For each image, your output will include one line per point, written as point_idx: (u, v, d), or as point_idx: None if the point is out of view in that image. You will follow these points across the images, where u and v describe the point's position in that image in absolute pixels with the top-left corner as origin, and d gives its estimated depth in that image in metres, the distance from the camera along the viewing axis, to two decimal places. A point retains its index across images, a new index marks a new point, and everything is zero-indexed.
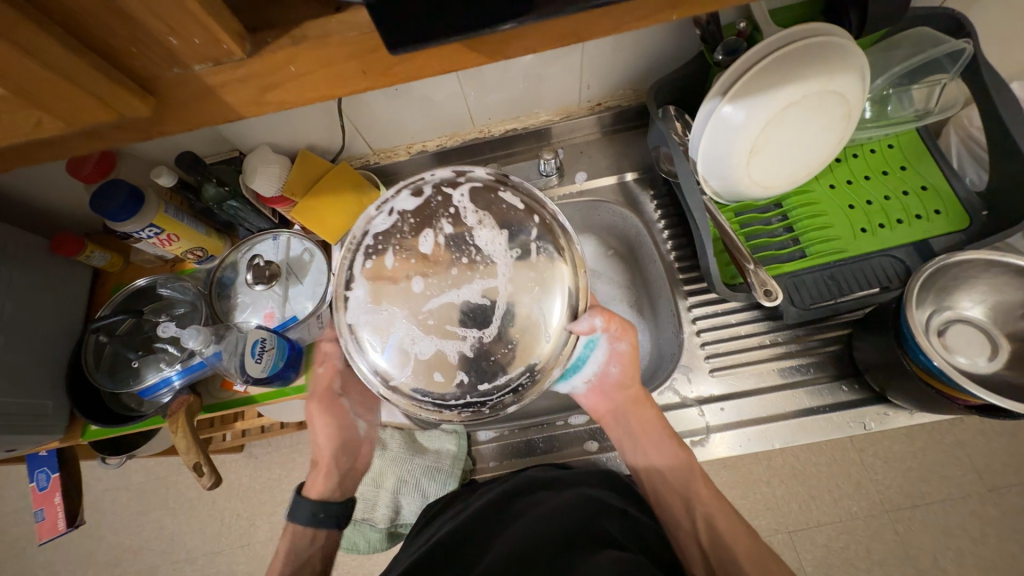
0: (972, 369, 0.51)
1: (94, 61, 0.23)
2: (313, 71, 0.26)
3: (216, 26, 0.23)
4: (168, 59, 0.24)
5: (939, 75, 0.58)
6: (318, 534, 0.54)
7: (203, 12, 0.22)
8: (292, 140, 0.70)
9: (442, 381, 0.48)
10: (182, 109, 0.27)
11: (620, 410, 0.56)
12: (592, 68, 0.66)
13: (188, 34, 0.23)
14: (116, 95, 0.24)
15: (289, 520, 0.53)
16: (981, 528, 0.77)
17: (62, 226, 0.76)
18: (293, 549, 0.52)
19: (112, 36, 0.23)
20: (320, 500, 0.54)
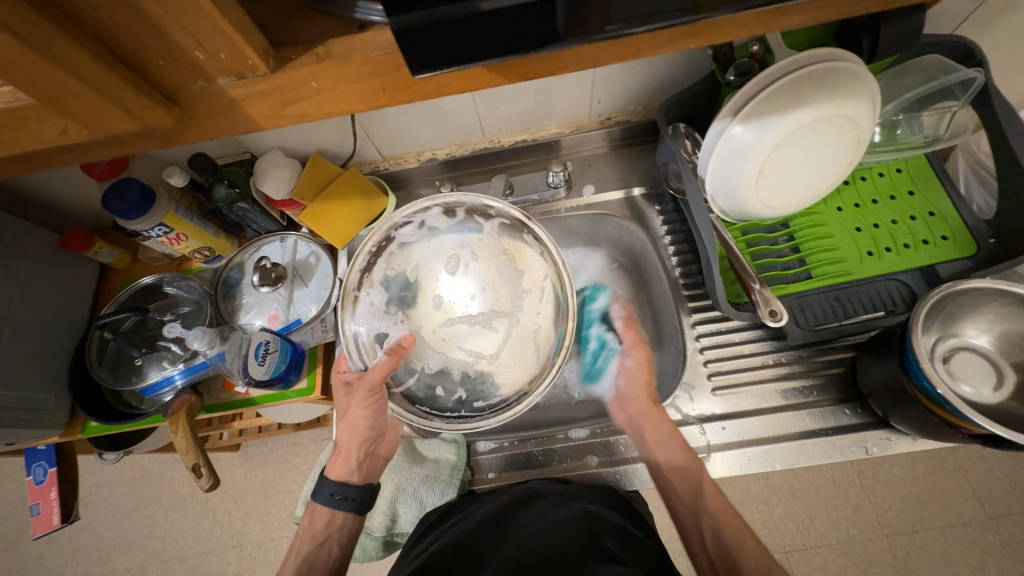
0: (977, 398, 0.51)
1: (121, 72, 0.23)
2: (335, 87, 0.27)
3: (242, 42, 0.23)
4: (193, 71, 0.24)
5: (949, 103, 0.59)
6: (333, 519, 0.54)
7: (232, 28, 0.23)
8: (303, 144, 0.71)
9: (440, 393, 0.54)
10: (204, 119, 0.27)
11: (640, 404, 0.58)
12: (604, 83, 0.67)
13: (214, 48, 0.23)
14: (141, 105, 0.24)
15: (311, 499, 0.54)
16: (981, 556, 0.76)
17: (72, 220, 0.77)
18: (311, 528, 0.53)
19: (140, 48, 0.23)
20: (339, 482, 0.53)
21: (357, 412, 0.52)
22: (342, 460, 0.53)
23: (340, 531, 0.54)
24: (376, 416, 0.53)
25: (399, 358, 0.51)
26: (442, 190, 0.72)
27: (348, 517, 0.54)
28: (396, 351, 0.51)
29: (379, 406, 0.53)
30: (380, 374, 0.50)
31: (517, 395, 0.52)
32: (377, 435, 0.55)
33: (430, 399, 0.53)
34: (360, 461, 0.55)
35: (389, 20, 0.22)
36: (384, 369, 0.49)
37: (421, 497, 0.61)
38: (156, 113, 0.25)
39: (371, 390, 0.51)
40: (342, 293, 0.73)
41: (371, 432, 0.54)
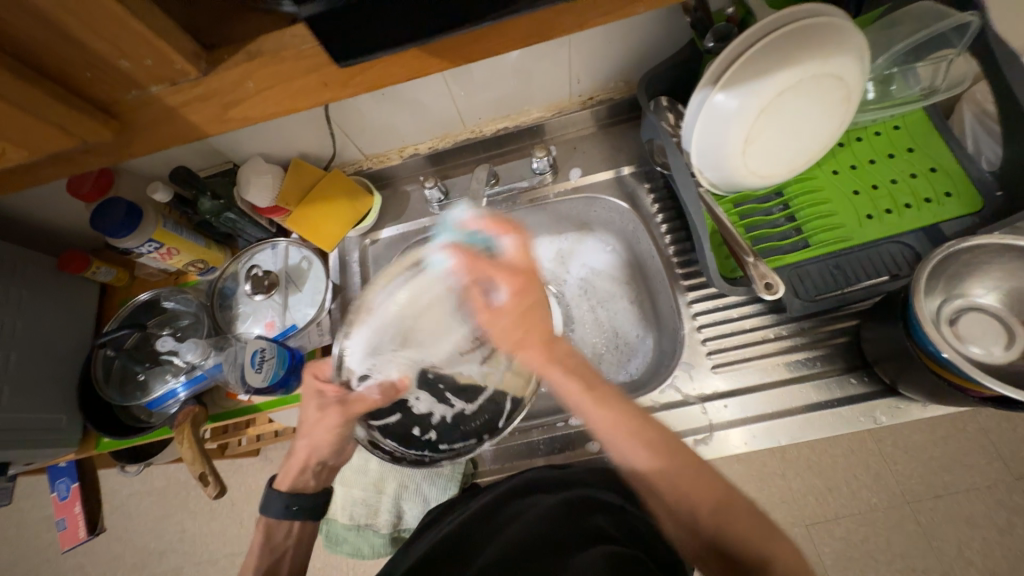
0: (989, 359, 0.48)
1: (49, 89, 0.25)
2: (274, 86, 0.28)
3: (168, 48, 0.25)
4: (123, 81, 0.26)
5: (946, 50, 0.56)
6: (292, 529, 0.54)
7: (154, 34, 0.24)
8: (283, 149, 0.71)
9: (417, 432, 0.58)
10: (144, 129, 0.28)
11: (523, 338, 0.50)
12: (581, 61, 0.64)
13: (139, 56, 0.25)
14: (72, 120, 0.26)
15: (261, 515, 0.53)
16: (1008, 517, 0.74)
17: (70, 242, 0.78)
18: (269, 542, 0.52)
19: (65, 63, 0.25)
20: (294, 493, 0.53)
21: (321, 434, 0.53)
22: (297, 471, 0.54)
23: (298, 542, 0.54)
24: (337, 445, 0.55)
25: (390, 398, 0.56)
26: (426, 184, 0.71)
27: (307, 524, 0.54)
28: (386, 391, 0.56)
29: (342, 437, 0.54)
30: (362, 407, 0.54)
31: (475, 440, 0.58)
32: (340, 451, 0.55)
33: (402, 438, 0.57)
34: (318, 470, 0.55)
35: (301, 11, 0.23)
36: (368, 405, 0.54)
37: (424, 492, 0.62)
38: (91, 127, 0.27)
39: (345, 421, 0.53)
40: (336, 296, 0.74)
41: (332, 454, 0.55)
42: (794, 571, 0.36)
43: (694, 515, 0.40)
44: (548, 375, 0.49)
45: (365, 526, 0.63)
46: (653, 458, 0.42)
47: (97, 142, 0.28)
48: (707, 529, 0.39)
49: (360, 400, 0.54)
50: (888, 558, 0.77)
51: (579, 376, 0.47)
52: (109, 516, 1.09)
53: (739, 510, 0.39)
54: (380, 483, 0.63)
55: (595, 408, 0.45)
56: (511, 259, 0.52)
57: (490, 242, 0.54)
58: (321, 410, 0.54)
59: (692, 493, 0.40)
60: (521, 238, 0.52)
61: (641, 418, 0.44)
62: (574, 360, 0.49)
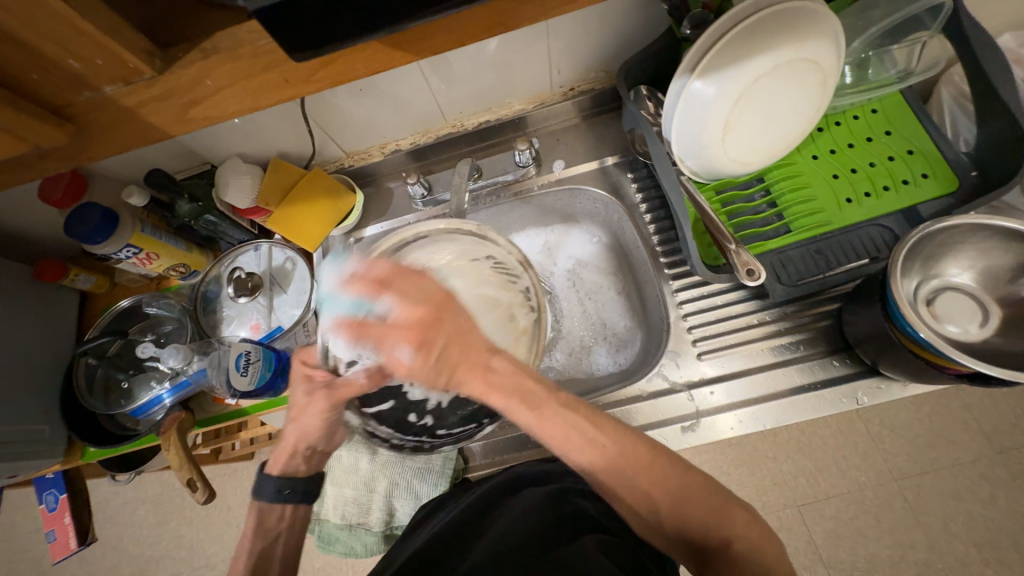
0: (965, 338, 0.49)
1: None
2: (233, 84, 0.28)
3: (119, 47, 0.25)
4: (76, 83, 0.26)
5: (921, 32, 0.56)
6: (285, 512, 0.52)
7: (100, 32, 0.24)
8: (262, 149, 0.70)
9: (411, 420, 0.55)
10: (99, 130, 0.29)
11: (443, 373, 0.44)
12: (560, 51, 0.64)
13: (90, 56, 0.25)
14: (25, 125, 0.26)
15: (253, 498, 0.52)
16: (992, 491, 0.76)
17: (47, 249, 0.77)
18: (262, 526, 0.51)
19: (14, 67, 0.24)
20: (286, 477, 0.52)
21: (312, 417, 0.52)
22: (287, 455, 0.53)
23: (292, 525, 0.52)
24: (328, 429, 0.53)
25: (378, 383, 0.52)
26: (409, 180, 0.71)
27: (301, 508, 0.53)
28: (374, 376, 0.52)
29: (330, 422, 0.53)
30: (350, 392, 0.52)
31: (473, 424, 0.56)
32: (329, 437, 0.53)
33: (397, 424, 0.55)
34: (309, 455, 0.54)
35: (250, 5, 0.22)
36: (353, 389, 0.52)
37: (416, 489, 0.62)
38: (45, 132, 0.27)
39: (330, 405, 0.52)
40: None
41: (325, 437, 0.53)
42: (754, 545, 0.37)
43: (654, 508, 0.40)
44: (489, 402, 0.44)
45: (356, 525, 0.63)
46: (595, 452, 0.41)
47: (52, 145, 0.28)
48: (668, 521, 0.40)
49: (347, 385, 0.52)
50: (878, 535, 0.78)
51: (523, 399, 0.43)
52: (103, 525, 1.08)
53: (694, 490, 0.40)
54: (371, 481, 0.63)
55: (540, 427, 0.42)
56: (398, 317, 0.46)
57: (373, 305, 0.48)
58: (309, 394, 0.53)
59: (648, 487, 0.40)
60: (397, 293, 0.47)
61: (591, 416, 0.42)
62: (489, 386, 0.44)
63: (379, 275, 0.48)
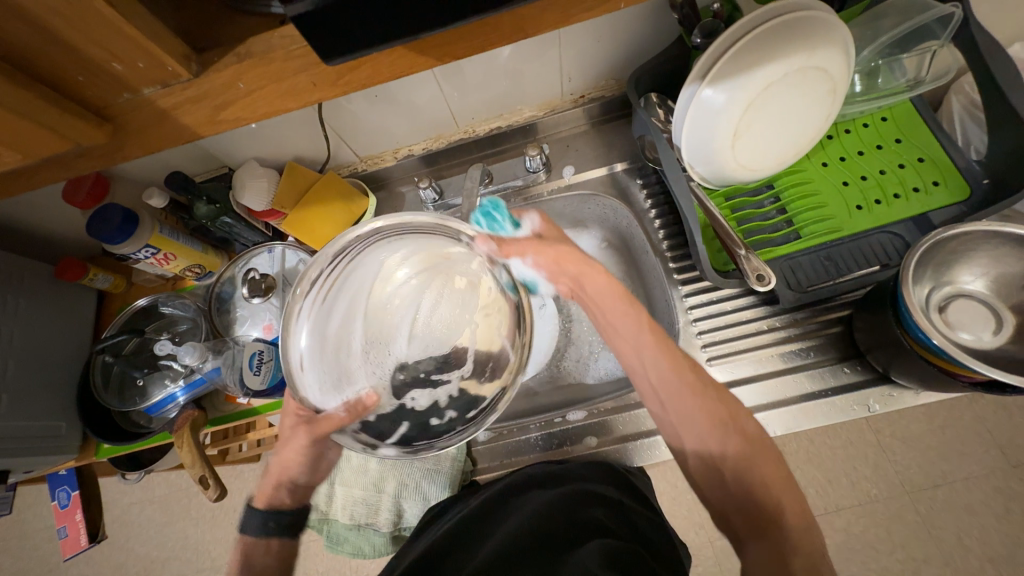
0: (978, 345, 0.49)
1: (42, 92, 0.26)
2: (262, 87, 0.29)
3: (155, 48, 0.26)
4: (117, 84, 0.28)
5: (931, 42, 0.56)
6: (271, 546, 0.46)
7: (140, 34, 0.25)
8: (278, 153, 0.71)
9: (434, 424, 0.55)
10: (135, 130, 0.30)
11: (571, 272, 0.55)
12: (572, 59, 0.65)
13: (132, 59, 0.27)
14: (68, 124, 0.27)
15: (238, 534, 0.47)
16: (1007, 505, 0.75)
17: (67, 249, 0.79)
18: (246, 565, 0.45)
19: (59, 68, 0.26)
20: (272, 508, 0.48)
21: (294, 451, 0.51)
22: (274, 487, 0.50)
23: (278, 565, 0.46)
24: (313, 464, 0.51)
25: (358, 415, 0.52)
26: (421, 185, 0.72)
27: (287, 543, 0.48)
28: (353, 409, 0.52)
29: (316, 456, 0.52)
30: (331, 426, 0.51)
31: (498, 390, 0.56)
32: (313, 469, 0.51)
33: (418, 428, 0.55)
34: (295, 489, 0.50)
35: (287, 11, 0.24)
36: (334, 424, 0.51)
37: (424, 490, 0.63)
38: (83, 130, 0.28)
39: (313, 440, 0.51)
40: None
41: (309, 469, 0.51)
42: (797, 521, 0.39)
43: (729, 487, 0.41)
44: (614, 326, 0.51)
45: (364, 526, 0.63)
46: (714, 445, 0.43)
47: (93, 145, 0.30)
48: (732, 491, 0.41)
49: (326, 419, 0.51)
50: (890, 548, 0.77)
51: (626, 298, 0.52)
52: (111, 525, 1.09)
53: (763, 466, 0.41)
54: (379, 482, 0.63)
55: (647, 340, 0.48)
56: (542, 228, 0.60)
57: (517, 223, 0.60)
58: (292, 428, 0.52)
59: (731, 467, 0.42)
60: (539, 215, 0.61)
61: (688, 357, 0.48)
62: (606, 283, 0.53)
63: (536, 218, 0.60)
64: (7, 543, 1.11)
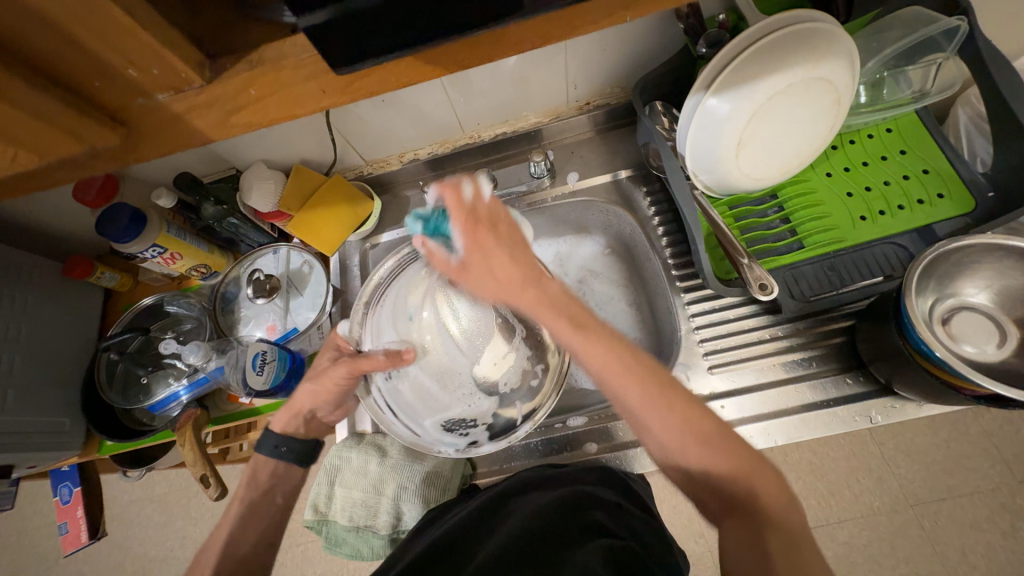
0: (982, 358, 0.49)
1: (60, 96, 0.27)
2: (272, 94, 0.30)
3: (171, 55, 0.27)
4: (132, 90, 0.28)
5: (935, 54, 0.57)
6: (277, 468, 0.55)
7: (157, 42, 0.26)
8: (286, 155, 0.72)
9: (535, 384, 0.56)
10: (148, 133, 0.31)
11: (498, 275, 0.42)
12: (577, 66, 0.66)
13: (147, 64, 0.27)
14: (82, 126, 0.28)
15: (253, 452, 0.55)
16: (1011, 520, 0.74)
17: (75, 247, 0.80)
18: (253, 480, 0.53)
19: (78, 73, 0.27)
20: (284, 435, 0.55)
21: (327, 385, 0.55)
22: (291, 415, 0.56)
23: (283, 480, 0.55)
24: (338, 396, 0.56)
25: (398, 360, 0.53)
26: (426, 189, 0.72)
27: (292, 468, 0.55)
28: (393, 357, 0.54)
29: (345, 390, 0.56)
30: (371, 365, 0.53)
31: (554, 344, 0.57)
32: (335, 404, 0.57)
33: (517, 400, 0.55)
34: (308, 419, 0.57)
35: (301, 21, 0.24)
36: (375, 364, 0.53)
37: (424, 494, 0.62)
38: (98, 132, 0.29)
39: (352, 374, 0.54)
40: (336, 299, 0.75)
41: (333, 404, 0.57)
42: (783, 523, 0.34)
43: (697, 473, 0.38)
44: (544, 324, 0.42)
45: (363, 528, 0.64)
46: (677, 439, 0.38)
47: (106, 147, 0.30)
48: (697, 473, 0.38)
49: (368, 361, 0.54)
50: (892, 562, 0.76)
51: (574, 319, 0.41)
52: (111, 522, 1.09)
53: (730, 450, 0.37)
54: (379, 485, 0.63)
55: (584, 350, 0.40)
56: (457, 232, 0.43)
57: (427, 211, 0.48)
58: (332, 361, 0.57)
59: (693, 451, 0.38)
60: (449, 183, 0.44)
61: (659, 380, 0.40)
62: (526, 282, 0.42)
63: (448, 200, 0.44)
64: (9, 538, 1.12)
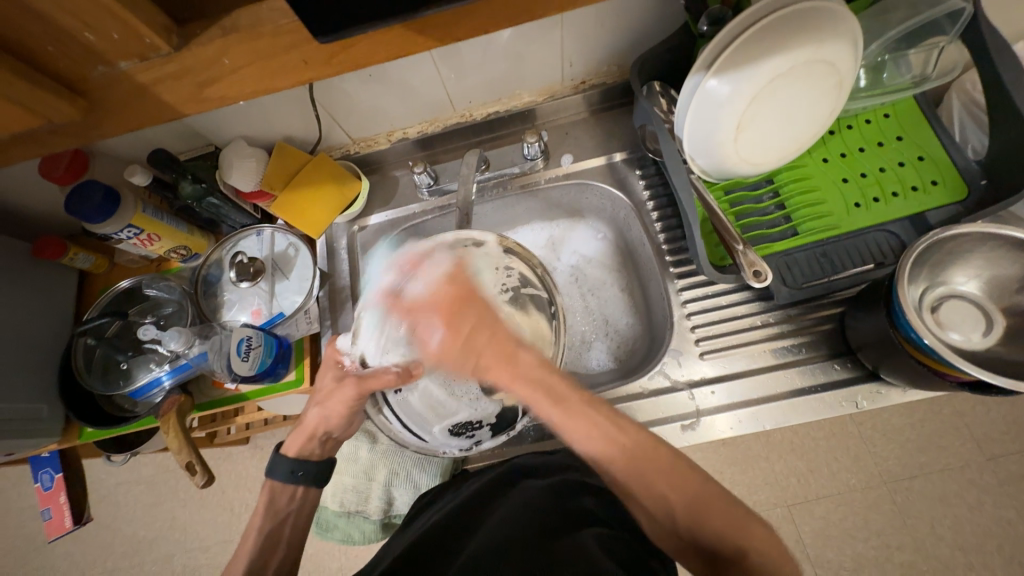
0: (967, 346, 0.50)
1: (8, 62, 0.25)
2: (250, 64, 0.28)
3: (133, 18, 0.25)
4: (90, 56, 0.26)
5: (938, 38, 0.56)
6: (296, 492, 0.53)
7: (116, 3, 0.24)
8: (267, 132, 0.69)
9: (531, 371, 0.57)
10: (111, 106, 0.29)
11: (473, 355, 0.50)
12: (573, 43, 0.63)
13: (106, 30, 0.25)
14: (36, 97, 0.26)
15: (267, 477, 0.52)
16: (978, 496, 0.77)
17: (46, 227, 0.76)
18: (272, 506, 0.52)
19: (27, 37, 0.25)
20: (299, 458, 0.53)
21: (336, 405, 0.53)
22: (304, 438, 0.53)
23: (301, 507, 0.53)
24: (349, 417, 0.54)
25: (406, 380, 0.52)
26: (415, 169, 0.70)
27: (311, 491, 0.54)
28: (402, 375, 0.52)
29: (355, 409, 0.54)
30: (377, 385, 0.51)
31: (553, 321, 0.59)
32: (348, 424, 0.55)
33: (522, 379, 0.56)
34: (324, 440, 0.55)
35: None
36: (385, 382, 0.51)
37: (415, 479, 0.63)
38: (55, 104, 0.27)
39: (360, 395, 0.52)
40: (323, 283, 0.73)
41: (344, 425, 0.54)
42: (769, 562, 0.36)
43: (670, 513, 0.40)
44: (513, 389, 0.47)
45: (355, 512, 0.64)
46: (607, 445, 0.42)
47: (65, 121, 0.28)
48: (683, 527, 0.39)
49: (375, 377, 0.52)
50: (865, 536, 0.79)
51: (545, 393, 0.45)
52: (97, 505, 1.08)
53: (712, 500, 0.40)
54: (370, 470, 0.63)
55: (563, 419, 0.43)
56: (441, 287, 0.55)
57: (410, 279, 0.57)
58: (338, 380, 0.54)
59: (665, 488, 0.41)
60: (445, 267, 0.57)
61: (612, 416, 0.44)
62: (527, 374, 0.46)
63: (412, 307, 0.55)
64: None
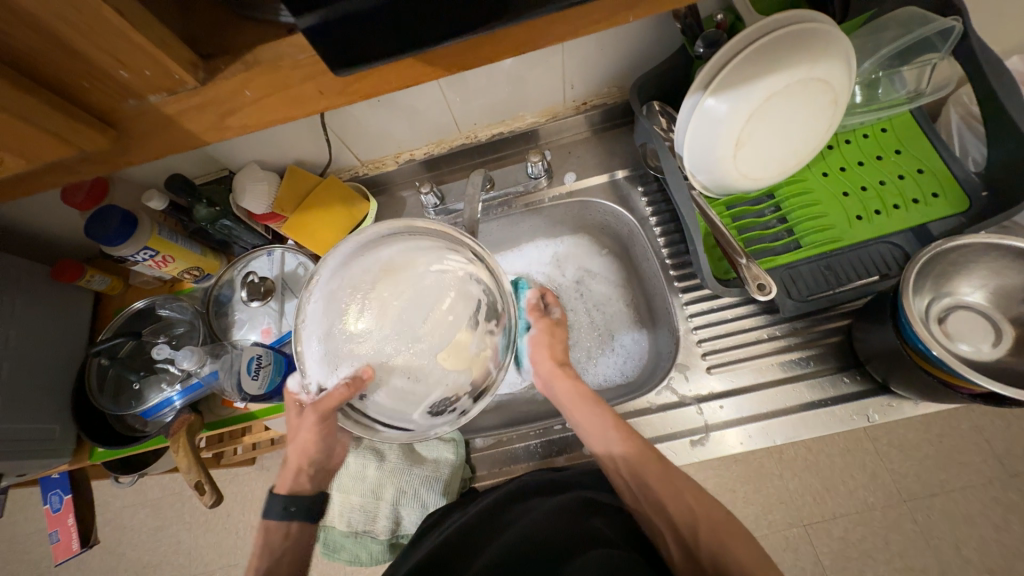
0: (977, 356, 0.50)
1: (46, 96, 0.26)
2: (268, 95, 0.30)
3: (162, 54, 0.27)
4: (121, 90, 0.28)
5: (930, 55, 0.56)
6: (290, 529, 0.53)
7: (149, 42, 0.26)
8: (280, 156, 0.71)
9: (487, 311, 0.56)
10: (138, 136, 0.31)
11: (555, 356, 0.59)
12: (574, 67, 0.65)
13: (139, 67, 0.27)
14: (71, 129, 0.28)
15: (261, 518, 0.52)
16: (1003, 515, 0.75)
17: (65, 250, 0.78)
18: (266, 544, 0.51)
19: (65, 73, 0.26)
20: (292, 494, 0.53)
21: (308, 438, 0.52)
22: (292, 473, 0.54)
23: (297, 542, 0.53)
24: (325, 442, 0.53)
25: (358, 388, 0.48)
26: (422, 189, 0.72)
27: (305, 527, 0.53)
28: (354, 382, 0.49)
29: (327, 433, 0.53)
30: (332, 402, 0.48)
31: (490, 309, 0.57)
32: (327, 452, 0.55)
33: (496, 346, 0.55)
34: (314, 473, 0.55)
35: (298, 20, 0.24)
36: (337, 397, 0.47)
37: (423, 498, 0.62)
38: (88, 134, 0.29)
39: (322, 417, 0.50)
40: None
41: (324, 454, 0.54)
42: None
43: (691, 522, 0.43)
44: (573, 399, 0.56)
45: (361, 533, 0.63)
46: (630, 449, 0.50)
47: (95, 150, 0.30)
48: (701, 540, 0.42)
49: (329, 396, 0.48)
50: (886, 558, 0.77)
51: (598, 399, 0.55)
52: (104, 528, 1.07)
53: (732, 528, 0.42)
54: (377, 489, 0.63)
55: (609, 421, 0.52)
56: None
57: None
58: (301, 415, 0.53)
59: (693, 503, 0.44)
60: None
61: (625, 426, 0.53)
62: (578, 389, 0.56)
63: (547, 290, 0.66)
64: None
